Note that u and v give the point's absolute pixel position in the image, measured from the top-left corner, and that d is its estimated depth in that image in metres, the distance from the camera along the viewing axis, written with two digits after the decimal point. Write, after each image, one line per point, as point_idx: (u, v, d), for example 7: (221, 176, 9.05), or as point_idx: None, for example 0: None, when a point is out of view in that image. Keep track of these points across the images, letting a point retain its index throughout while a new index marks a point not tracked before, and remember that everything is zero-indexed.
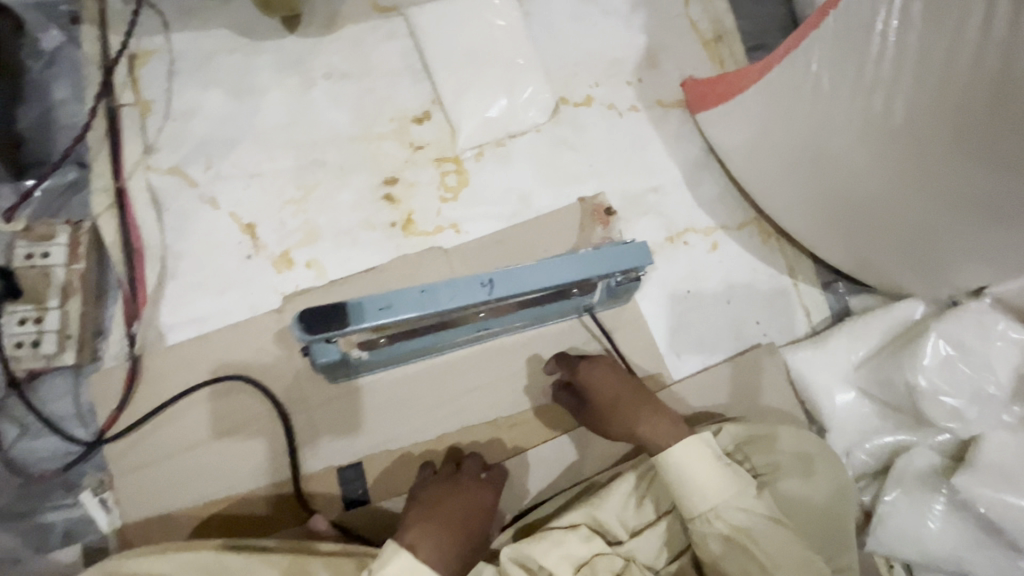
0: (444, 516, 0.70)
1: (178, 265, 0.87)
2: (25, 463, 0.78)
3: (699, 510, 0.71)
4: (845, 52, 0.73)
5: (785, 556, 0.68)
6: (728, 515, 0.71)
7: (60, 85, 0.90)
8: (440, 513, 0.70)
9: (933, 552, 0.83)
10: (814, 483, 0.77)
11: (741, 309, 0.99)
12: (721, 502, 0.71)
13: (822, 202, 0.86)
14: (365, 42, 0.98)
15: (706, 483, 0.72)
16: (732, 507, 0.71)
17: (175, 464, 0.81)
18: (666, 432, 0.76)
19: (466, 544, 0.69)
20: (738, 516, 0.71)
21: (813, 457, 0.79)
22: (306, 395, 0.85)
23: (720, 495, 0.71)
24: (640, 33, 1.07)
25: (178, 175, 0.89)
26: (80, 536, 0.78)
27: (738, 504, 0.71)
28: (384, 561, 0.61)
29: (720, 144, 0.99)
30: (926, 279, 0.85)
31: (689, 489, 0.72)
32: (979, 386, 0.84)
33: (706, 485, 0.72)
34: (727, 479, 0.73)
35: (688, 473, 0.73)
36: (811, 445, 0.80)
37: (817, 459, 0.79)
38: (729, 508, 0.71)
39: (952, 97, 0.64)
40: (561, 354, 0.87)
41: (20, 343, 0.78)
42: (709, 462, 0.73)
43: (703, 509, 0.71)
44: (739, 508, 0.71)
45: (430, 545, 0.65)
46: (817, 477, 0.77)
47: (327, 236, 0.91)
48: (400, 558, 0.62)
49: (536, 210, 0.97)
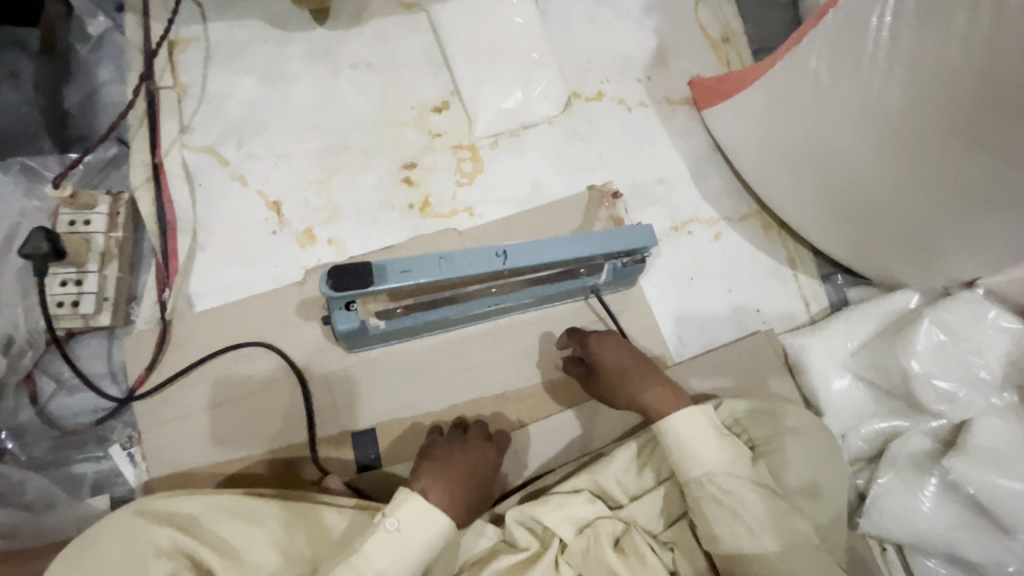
0: (452, 470, 0.73)
1: (208, 237, 0.92)
2: (60, 416, 0.84)
3: (693, 475, 0.75)
4: (842, 47, 0.77)
5: (769, 521, 0.72)
6: (722, 482, 0.74)
7: (104, 67, 0.96)
8: (451, 465, 0.74)
9: (925, 532, 0.86)
10: (821, 504, 0.79)
11: (743, 297, 1.03)
12: (716, 469, 0.74)
13: (821, 190, 0.90)
14: (390, 35, 1.04)
15: (704, 450, 0.75)
16: (727, 475, 0.74)
17: (200, 423, 0.85)
18: (667, 402, 0.79)
19: (470, 498, 0.73)
20: (732, 483, 0.74)
21: (821, 482, 0.79)
22: (325, 363, 0.90)
23: (715, 463, 0.75)
24: (651, 33, 1.12)
25: (212, 154, 0.95)
26: (109, 487, 0.82)
27: (733, 472, 0.74)
28: (398, 503, 0.65)
29: (725, 139, 1.04)
30: (919, 264, 0.89)
31: (687, 456, 0.76)
32: (970, 370, 0.87)
33: (703, 453, 0.75)
34: (725, 448, 0.76)
35: (687, 441, 0.76)
36: (807, 419, 0.84)
37: (824, 484, 0.79)
38: (724, 475, 0.74)
39: (943, 88, 0.68)
40: (574, 329, 0.91)
41: (61, 303, 0.83)
42: (707, 433, 0.76)
43: (698, 475, 0.75)
44: (734, 475, 0.74)
45: (441, 492, 0.69)
46: (823, 497, 0.79)
47: (349, 215, 0.96)
48: (412, 502, 0.66)
49: (547, 197, 1.02)
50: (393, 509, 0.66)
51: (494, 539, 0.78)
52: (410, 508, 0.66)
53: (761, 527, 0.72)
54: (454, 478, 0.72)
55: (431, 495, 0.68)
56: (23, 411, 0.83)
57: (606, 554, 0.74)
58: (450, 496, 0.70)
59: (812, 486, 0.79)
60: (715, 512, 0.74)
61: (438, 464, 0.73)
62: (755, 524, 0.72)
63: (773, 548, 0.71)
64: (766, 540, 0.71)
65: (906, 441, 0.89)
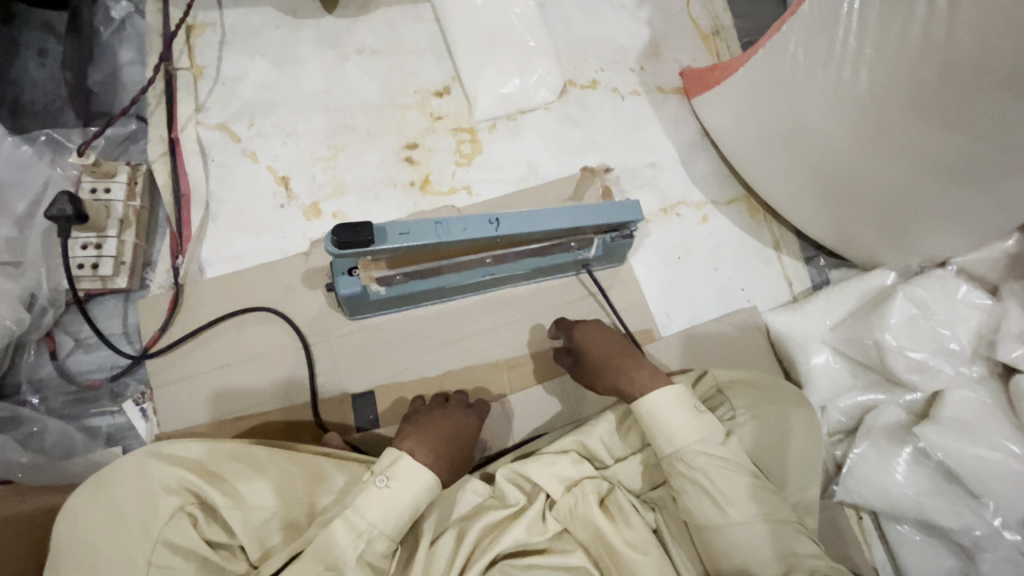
0: (435, 433, 0.79)
1: (219, 209, 0.97)
2: (77, 372, 0.89)
3: (666, 452, 0.78)
4: (817, 32, 0.82)
5: (739, 494, 0.74)
6: (692, 460, 0.76)
7: (126, 49, 1.03)
8: (433, 430, 0.79)
9: (898, 498, 0.89)
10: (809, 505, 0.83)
11: (728, 277, 1.08)
12: (685, 447, 0.77)
13: (802, 170, 0.95)
14: (396, 23, 1.10)
15: (675, 426, 0.78)
16: (696, 452, 0.76)
17: (208, 382, 0.90)
18: (643, 385, 0.83)
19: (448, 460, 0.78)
20: (701, 459, 0.76)
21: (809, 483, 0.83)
22: (328, 329, 0.95)
23: (684, 441, 0.77)
24: (644, 26, 1.18)
25: (225, 131, 1.01)
26: (122, 440, 0.87)
27: (703, 450, 0.77)
28: (389, 462, 0.70)
29: (712, 125, 1.09)
30: (895, 241, 0.93)
31: (659, 433, 0.79)
32: (943, 342, 0.91)
33: (675, 430, 0.78)
34: (696, 426, 0.78)
35: (660, 418, 0.79)
36: (788, 394, 0.87)
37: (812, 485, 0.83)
38: (693, 452, 0.76)
39: (907, 67, 0.73)
40: (561, 321, 0.95)
41: (81, 265, 0.88)
42: (679, 410, 0.79)
43: (669, 452, 0.78)
44: (705, 453, 0.76)
45: (426, 451, 0.75)
46: (812, 499, 0.83)
47: (353, 191, 1.02)
48: (401, 461, 0.71)
49: (542, 177, 1.07)
50: (384, 468, 0.70)
51: (483, 495, 0.81)
52: (401, 467, 0.71)
53: (730, 501, 0.73)
54: (436, 441, 0.78)
55: (419, 454, 0.73)
56: (43, 366, 0.88)
57: (594, 510, 0.77)
58: (434, 455, 0.76)
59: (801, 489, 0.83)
60: (684, 485, 0.76)
61: (421, 430, 0.79)
62: (724, 499, 0.74)
63: (739, 521, 0.72)
64: (732, 513, 0.73)
65: (882, 413, 0.94)
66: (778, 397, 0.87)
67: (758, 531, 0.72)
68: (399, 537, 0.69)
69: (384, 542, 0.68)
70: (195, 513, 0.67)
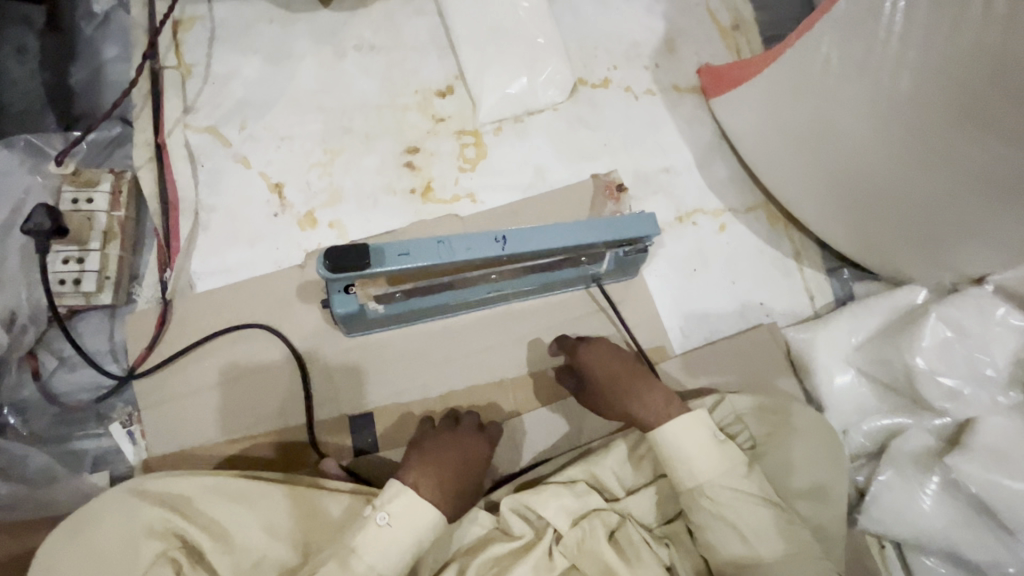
0: (443, 462, 0.73)
1: (210, 218, 0.92)
2: (61, 393, 0.84)
3: (686, 486, 0.73)
4: (854, 31, 0.75)
5: (769, 530, 0.70)
6: (715, 494, 0.72)
7: (109, 45, 0.96)
8: (440, 459, 0.73)
9: (925, 529, 0.85)
10: (828, 504, 0.79)
11: (746, 290, 1.02)
12: (707, 481, 0.72)
13: (830, 181, 0.88)
14: (396, 17, 1.03)
15: (696, 459, 0.73)
16: (719, 486, 0.72)
17: (197, 402, 0.86)
18: (658, 412, 0.77)
19: (457, 492, 0.73)
20: (724, 494, 0.71)
21: (826, 480, 0.79)
22: (323, 346, 0.90)
23: (706, 474, 0.72)
24: (659, 19, 1.11)
25: (214, 134, 0.95)
26: (108, 464, 0.83)
27: (727, 484, 0.72)
28: (390, 498, 0.66)
29: (731, 128, 1.02)
30: (928, 259, 0.87)
31: (679, 464, 0.74)
32: (976, 367, 0.86)
33: (694, 462, 0.73)
34: (719, 459, 0.73)
35: (679, 450, 0.74)
36: (815, 426, 0.82)
37: (829, 481, 0.79)
38: (715, 487, 0.72)
39: (954, 70, 0.66)
40: (562, 338, 0.90)
41: (63, 280, 0.83)
42: (699, 441, 0.74)
43: (689, 486, 0.73)
44: (728, 487, 0.72)
45: (432, 486, 0.69)
46: (831, 497, 0.79)
47: (351, 198, 0.96)
48: (403, 499, 0.66)
49: (550, 183, 1.01)
50: (385, 504, 0.66)
51: (487, 527, 0.77)
52: (402, 504, 0.66)
53: (758, 536, 0.70)
54: (443, 474, 0.72)
55: (424, 491, 0.68)
56: (25, 386, 0.84)
57: (602, 545, 0.73)
58: (441, 491, 0.70)
59: (816, 488, 0.79)
60: (708, 521, 0.71)
61: (428, 458, 0.73)
62: (751, 535, 0.70)
63: (772, 562, 0.68)
64: (764, 553, 0.69)
65: (908, 438, 0.88)
66: (805, 429, 0.82)
67: (790, 570, 0.68)
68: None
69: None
70: (178, 558, 0.63)
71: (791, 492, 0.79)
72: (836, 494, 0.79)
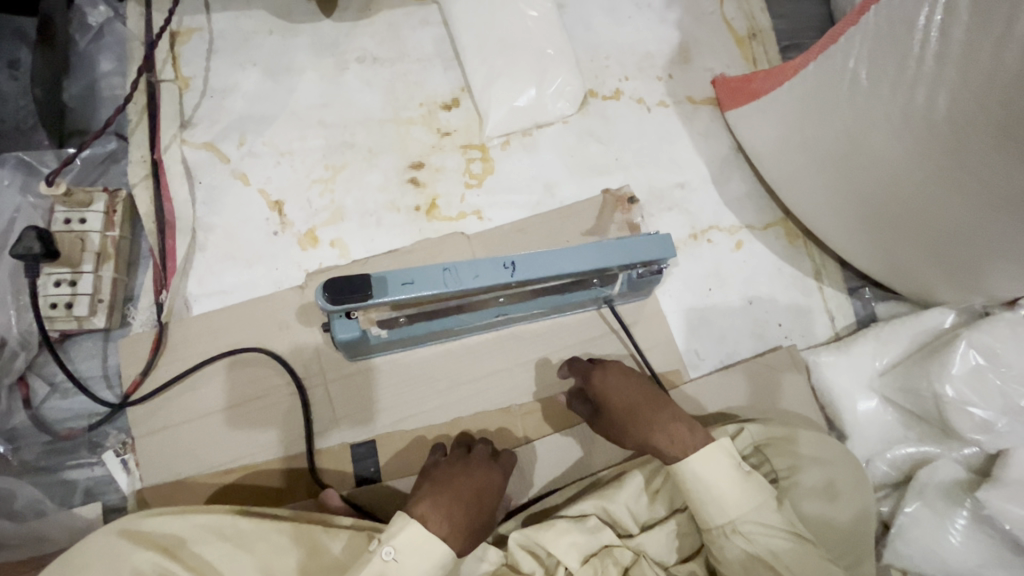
0: (454, 491, 0.67)
1: (207, 237, 0.89)
2: (53, 420, 0.81)
3: (716, 522, 0.69)
4: (887, 46, 0.71)
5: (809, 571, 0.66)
6: (747, 530, 0.68)
7: (105, 58, 0.94)
8: (451, 488, 0.68)
9: (955, 568, 0.80)
10: (839, 506, 0.74)
11: (764, 311, 0.98)
12: (739, 516, 0.68)
13: (856, 199, 0.84)
14: (400, 28, 0.99)
15: (726, 493, 0.69)
16: (752, 522, 0.68)
17: (193, 430, 0.82)
18: (682, 441, 0.73)
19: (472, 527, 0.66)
20: (757, 530, 0.68)
21: (836, 479, 0.76)
22: (324, 370, 0.87)
23: (738, 509, 0.68)
24: (673, 28, 1.07)
25: (212, 150, 0.92)
26: (101, 495, 0.80)
27: (759, 519, 0.68)
28: (395, 531, 0.60)
29: (749, 142, 0.98)
30: (960, 282, 0.83)
31: (707, 499, 0.69)
32: (1010, 398, 0.81)
33: (724, 497, 0.69)
34: (749, 491, 0.69)
35: (707, 483, 0.70)
36: (832, 450, 0.78)
37: (839, 481, 0.76)
38: (748, 522, 0.68)
39: (997, 92, 0.62)
40: (573, 359, 0.86)
41: (54, 304, 0.80)
42: (728, 474, 0.70)
43: (720, 522, 0.69)
44: (760, 522, 0.68)
45: (441, 518, 0.63)
46: (841, 499, 0.75)
47: (353, 216, 0.93)
48: (410, 530, 0.61)
49: (560, 200, 0.98)
50: (390, 537, 0.60)
51: (496, 563, 0.72)
52: (409, 537, 0.60)
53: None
54: (454, 503, 0.66)
55: (432, 523, 0.62)
56: (15, 414, 0.81)
57: None
58: (451, 523, 0.64)
59: (827, 488, 0.75)
60: (738, 558, 0.68)
61: (438, 486, 0.68)
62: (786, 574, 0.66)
63: None
64: None
65: (936, 469, 0.84)
66: (821, 452, 0.78)
67: None
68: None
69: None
70: None
71: (801, 490, 0.75)
72: (847, 496, 0.75)
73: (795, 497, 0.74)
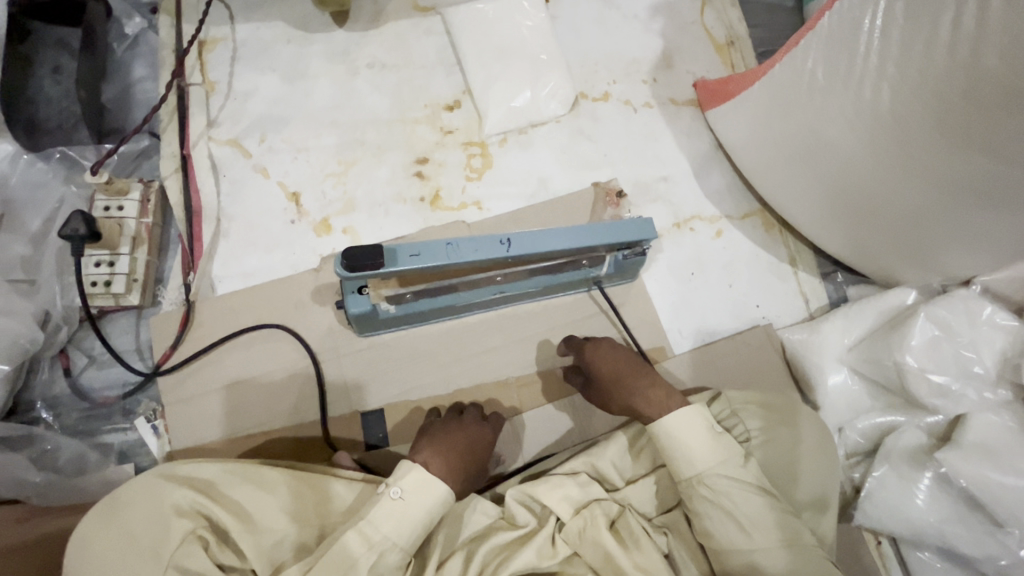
0: (450, 443, 0.77)
1: (231, 225, 0.98)
2: (90, 389, 0.90)
3: (686, 475, 0.76)
4: (838, 48, 0.80)
5: (762, 521, 0.72)
6: (713, 483, 0.74)
7: (138, 65, 1.04)
8: (447, 440, 0.77)
9: (918, 525, 0.87)
10: (828, 516, 0.81)
11: (743, 293, 1.06)
12: (706, 470, 0.75)
13: (820, 187, 0.92)
14: (406, 36, 1.09)
15: (695, 449, 0.76)
16: (718, 475, 0.75)
17: (217, 398, 0.90)
18: (660, 404, 0.80)
19: (467, 471, 0.76)
20: (722, 483, 0.74)
21: (818, 461, 0.82)
22: (337, 345, 0.94)
23: (706, 463, 0.75)
24: (657, 37, 1.16)
25: (236, 147, 1.01)
26: (134, 457, 0.88)
27: (724, 473, 0.75)
28: (401, 473, 0.68)
29: (727, 138, 1.07)
30: (916, 260, 0.91)
31: (678, 456, 0.77)
32: (965, 365, 0.89)
33: (694, 454, 0.76)
34: (716, 448, 0.76)
35: (681, 441, 0.77)
36: (823, 446, 0.83)
37: (824, 470, 0.82)
38: (713, 476, 0.75)
39: (931, 85, 0.70)
40: (570, 337, 0.94)
41: (94, 283, 0.89)
42: (699, 433, 0.77)
43: (690, 476, 0.76)
44: (726, 476, 0.75)
45: (441, 462, 0.73)
46: (831, 509, 0.81)
47: (363, 207, 1.01)
48: (414, 474, 0.69)
49: (554, 192, 1.06)
50: (398, 479, 0.69)
51: (493, 516, 0.79)
52: (413, 479, 0.69)
53: (755, 525, 0.72)
54: (451, 452, 0.76)
55: (433, 466, 0.72)
56: (57, 383, 0.89)
57: (602, 533, 0.74)
58: (449, 467, 0.74)
59: (819, 499, 0.81)
60: (706, 509, 0.74)
61: (435, 439, 0.77)
62: (748, 524, 0.72)
63: (767, 546, 0.71)
64: (761, 539, 0.71)
65: (902, 435, 0.91)
66: (815, 447, 0.83)
67: (789, 557, 0.70)
68: (412, 549, 0.68)
69: (397, 554, 0.66)
70: (205, 536, 0.65)
71: (797, 501, 0.80)
72: (834, 502, 0.81)
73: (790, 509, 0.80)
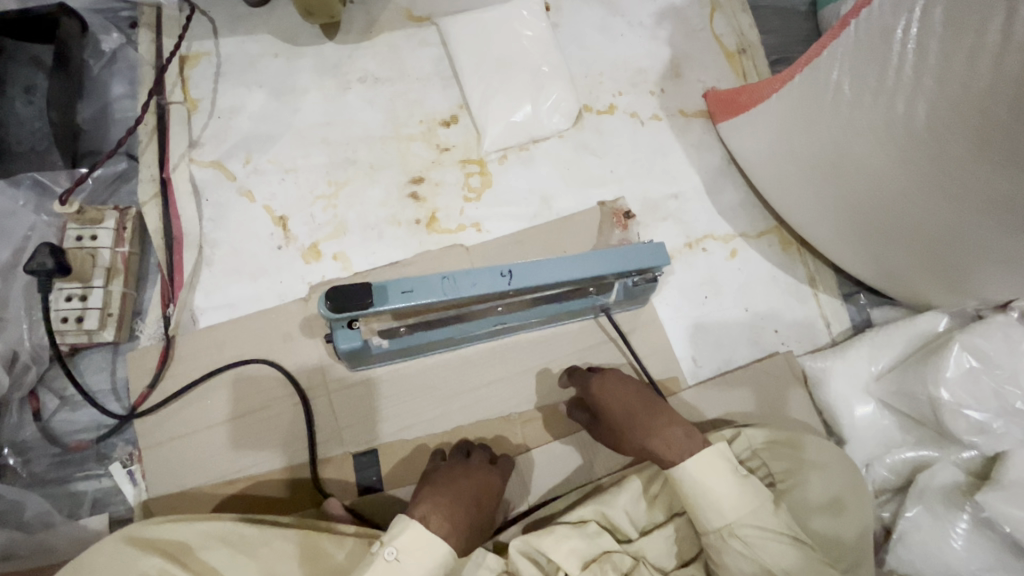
0: (454, 493, 0.71)
1: (214, 253, 0.92)
2: (62, 433, 0.84)
3: (713, 526, 0.69)
4: (866, 57, 0.74)
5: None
6: (744, 534, 0.68)
7: (117, 83, 0.98)
8: (450, 489, 0.71)
9: (958, 573, 0.80)
10: (845, 520, 0.75)
11: (760, 317, 0.99)
12: (736, 520, 0.69)
13: (846, 206, 0.86)
14: (400, 48, 1.03)
15: (721, 497, 0.69)
16: (748, 525, 0.68)
17: (198, 441, 0.84)
18: (679, 447, 0.73)
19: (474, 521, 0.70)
20: (754, 533, 0.68)
21: (843, 496, 0.76)
22: (327, 380, 0.88)
23: (735, 512, 0.69)
24: (664, 45, 1.10)
25: (219, 168, 0.95)
26: (109, 506, 0.82)
27: (756, 523, 0.68)
28: (397, 531, 0.62)
29: (742, 152, 1.01)
30: (951, 285, 0.84)
31: (705, 504, 0.70)
32: (1004, 398, 0.82)
33: (721, 501, 0.69)
34: (744, 495, 0.70)
35: (704, 488, 0.70)
36: (848, 477, 0.78)
37: (846, 496, 0.77)
38: (745, 526, 0.68)
39: (973, 100, 0.64)
40: (573, 369, 0.88)
41: (65, 319, 0.83)
42: (724, 479, 0.70)
43: (718, 525, 0.69)
44: (757, 526, 0.68)
45: (442, 517, 0.66)
46: (847, 513, 0.75)
47: (355, 230, 0.95)
48: (412, 530, 0.63)
49: (557, 212, 1.00)
50: (393, 537, 0.62)
51: (496, 571, 0.72)
52: (409, 536, 0.63)
53: None
54: (451, 502, 0.69)
55: (433, 521, 0.65)
56: (26, 427, 0.83)
57: None
58: (452, 521, 0.66)
59: (833, 502, 0.76)
60: (737, 562, 0.68)
61: (438, 487, 0.71)
62: None
63: None
64: None
65: (936, 472, 0.84)
66: (835, 471, 0.78)
67: None
68: None
69: None
70: None
71: (811, 507, 0.75)
72: (853, 508, 0.76)
73: (804, 515, 0.75)
